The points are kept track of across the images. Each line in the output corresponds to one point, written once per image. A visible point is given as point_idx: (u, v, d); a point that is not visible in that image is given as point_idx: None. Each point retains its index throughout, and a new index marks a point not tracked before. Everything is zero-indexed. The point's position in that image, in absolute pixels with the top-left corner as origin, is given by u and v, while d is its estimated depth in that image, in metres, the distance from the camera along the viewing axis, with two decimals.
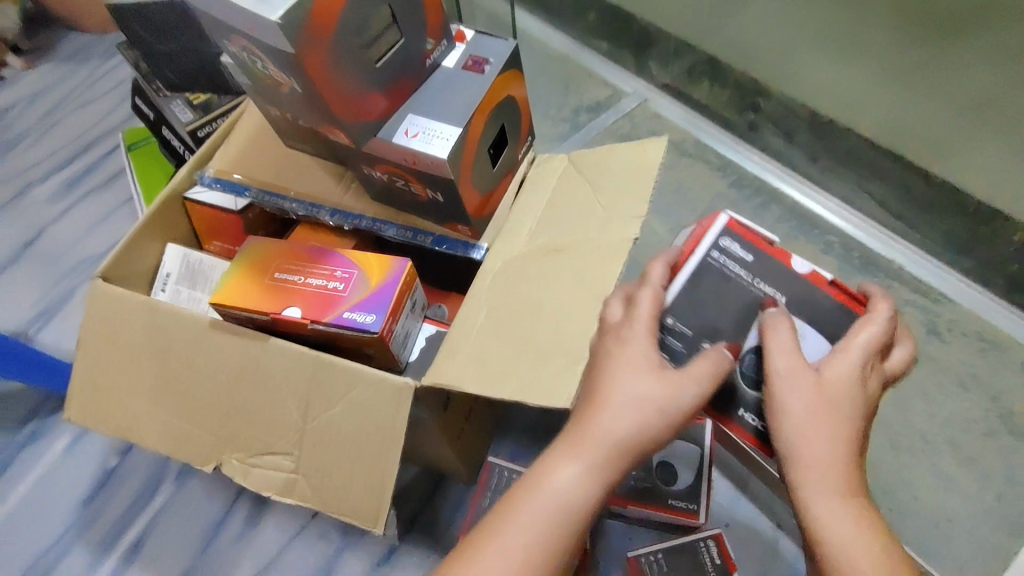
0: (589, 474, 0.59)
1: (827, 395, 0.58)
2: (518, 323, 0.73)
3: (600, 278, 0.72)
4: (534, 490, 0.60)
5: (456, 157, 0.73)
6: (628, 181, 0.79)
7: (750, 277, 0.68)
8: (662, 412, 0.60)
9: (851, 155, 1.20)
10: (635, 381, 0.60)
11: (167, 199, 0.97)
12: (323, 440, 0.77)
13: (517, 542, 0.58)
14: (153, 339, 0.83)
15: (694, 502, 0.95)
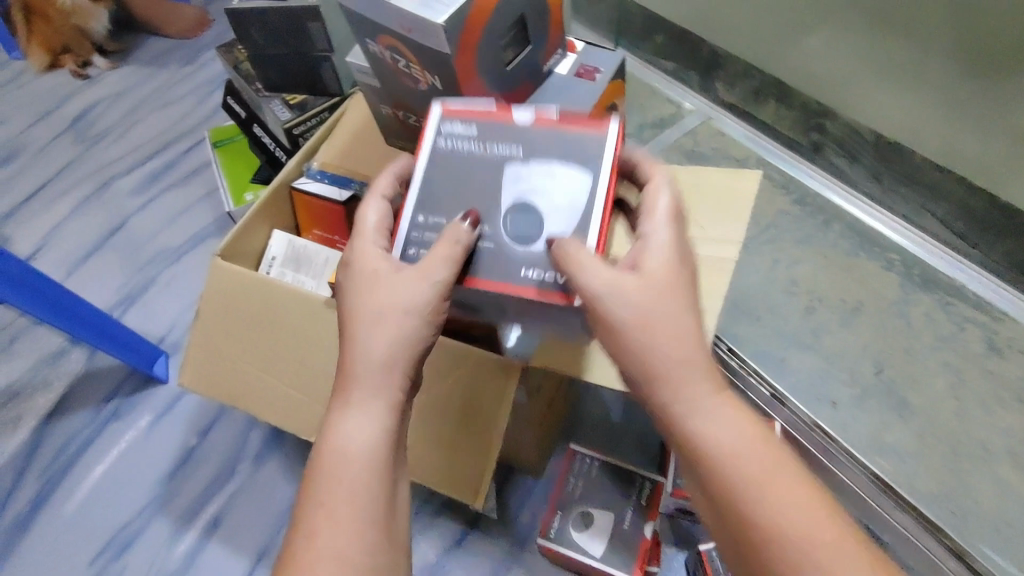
0: (378, 416, 0.60)
1: (639, 299, 0.56)
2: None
3: (706, 289, 0.83)
4: (337, 449, 0.59)
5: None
6: (724, 205, 0.89)
7: (483, 145, 0.65)
8: (417, 316, 0.60)
9: (914, 177, 1.23)
10: (383, 295, 0.61)
11: (277, 188, 1.04)
12: (426, 415, 0.82)
13: (340, 498, 0.57)
14: (267, 315, 0.90)
15: None
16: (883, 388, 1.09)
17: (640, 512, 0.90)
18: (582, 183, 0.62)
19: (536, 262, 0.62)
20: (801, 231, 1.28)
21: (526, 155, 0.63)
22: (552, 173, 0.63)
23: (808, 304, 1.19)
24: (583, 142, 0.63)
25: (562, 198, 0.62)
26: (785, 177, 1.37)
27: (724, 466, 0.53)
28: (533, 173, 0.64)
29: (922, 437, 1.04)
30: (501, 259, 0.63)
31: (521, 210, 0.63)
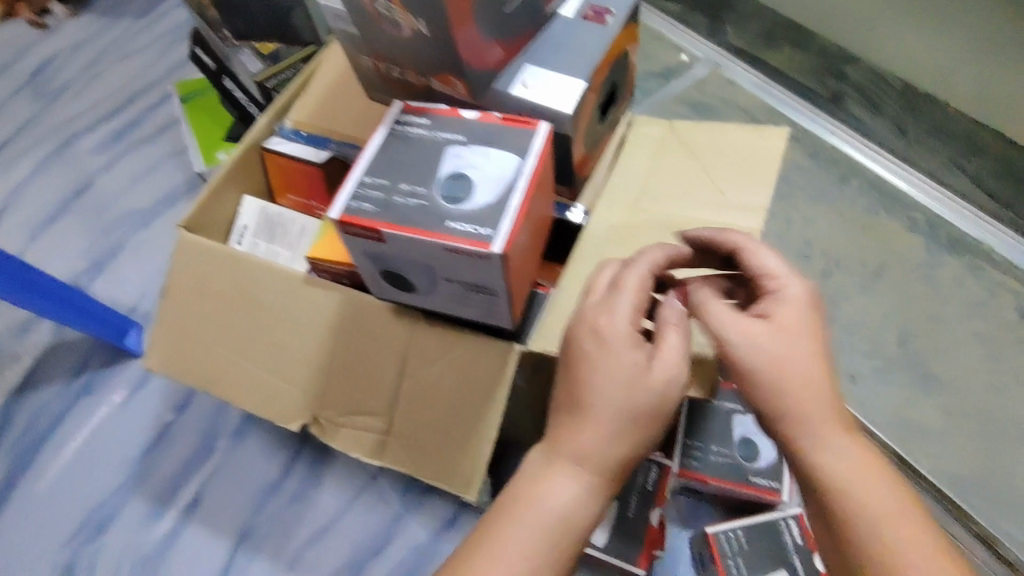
0: (587, 482, 0.51)
1: (774, 347, 0.52)
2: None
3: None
4: (530, 510, 0.50)
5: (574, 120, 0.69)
6: (745, 168, 0.80)
7: (432, 130, 0.62)
8: (654, 392, 0.51)
9: (945, 128, 1.12)
10: (609, 362, 0.52)
11: (248, 150, 0.94)
12: (418, 402, 0.75)
13: (507, 561, 0.48)
14: (241, 290, 0.81)
15: (777, 481, 0.90)
16: (908, 361, 1.02)
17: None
18: (509, 164, 0.59)
19: (462, 214, 0.55)
20: (816, 189, 1.20)
21: (469, 139, 0.61)
22: (487, 154, 0.59)
23: (826, 269, 1.11)
24: (516, 137, 0.60)
25: (492, 174, 0.58)
26: (801, 130, 1.27)
27: (869, 522, 0.49)
28: (472, 152, 0.60)
29: (950, 413, 0.98)
30: (428, 211, 0.56)
31: (455, 176, 0.58)
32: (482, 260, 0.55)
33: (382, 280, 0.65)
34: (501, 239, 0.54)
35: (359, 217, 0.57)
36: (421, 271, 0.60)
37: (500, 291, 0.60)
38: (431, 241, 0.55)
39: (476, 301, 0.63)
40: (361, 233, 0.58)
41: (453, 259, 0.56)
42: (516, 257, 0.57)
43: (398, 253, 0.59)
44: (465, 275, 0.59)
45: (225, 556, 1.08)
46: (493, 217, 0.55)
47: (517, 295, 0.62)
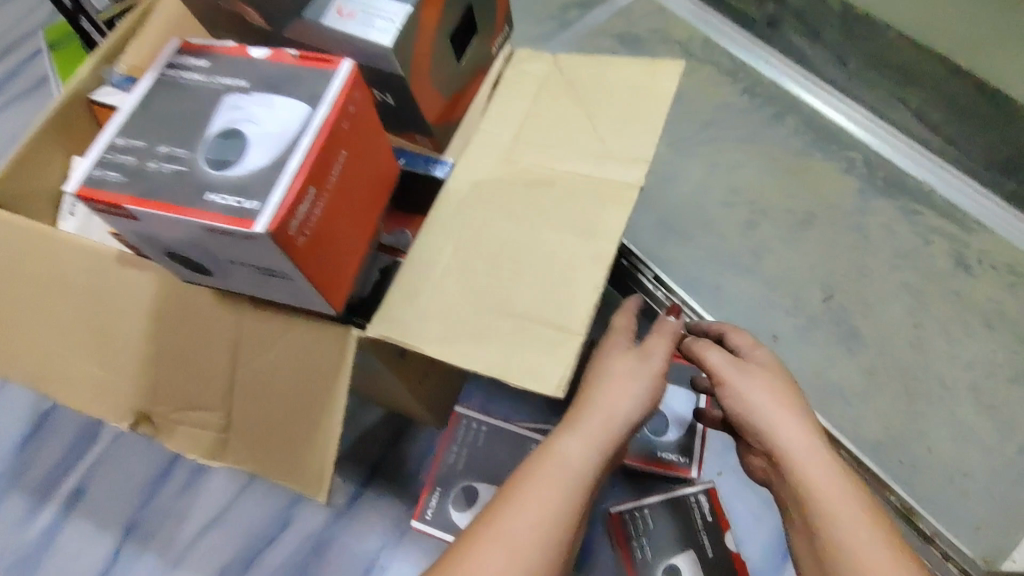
0: (596, 447, 0.57)
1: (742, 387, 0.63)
2: (495, 275, 0.60)
3: (600, 226, 0.61)
4: (551, 471, 0.56)
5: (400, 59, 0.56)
6: (631, 112, 0.68)
7: (209, 76, 0.50)
8: (645, 383, 0.59)
9: (884, 59, 1.01)
10: (614, 360, 0.60)
11: (71, 102, 0.79)
12: (256, 395, 0.66)
13: (528, 516, 0.53)
14: (54, 272, 0.69)
15: (684, 456, 0.89)
16: (831, 318, 0.94)
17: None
18: (295, 116, 0.47)
19: (223, 183, 0.44)
20: (747, 129, 1.08)
21: (251, 85, 0.49)
22: (272, 104, 0.48)
23: (750, 219, 1.01)
24: (309, 82, 0.48)
25: (272, 129, 0.46)
26: (734, 62, 1.14)
27: (825, 518, 0.56)
28: (253, 104, 0.48)
29: (872, 373, 0.90)
30: (186, 182, 0.45)
31: (227, 135, 0.46)
32: (249, 242, 0.44)
33: (171, 261, 0.54)
34: (267, 214, 0.43)
35: (100, 189, 0.45)
36: (203, 253, 0.50)
37: (294, 277, 0.48)
38: (188, 221, 0.44)
39: (277, 286, 0.52)
40: (109, 210, 0.46)
41: (220, 241, 0.45)
42: (303, 233, 0.46)
43: (165, 232, 0.48)
44: (246, 258, 0.47)
45: (110, 553, 0.99)
46: (261, 186, 0.44)
47: (325, 278, 0.51)
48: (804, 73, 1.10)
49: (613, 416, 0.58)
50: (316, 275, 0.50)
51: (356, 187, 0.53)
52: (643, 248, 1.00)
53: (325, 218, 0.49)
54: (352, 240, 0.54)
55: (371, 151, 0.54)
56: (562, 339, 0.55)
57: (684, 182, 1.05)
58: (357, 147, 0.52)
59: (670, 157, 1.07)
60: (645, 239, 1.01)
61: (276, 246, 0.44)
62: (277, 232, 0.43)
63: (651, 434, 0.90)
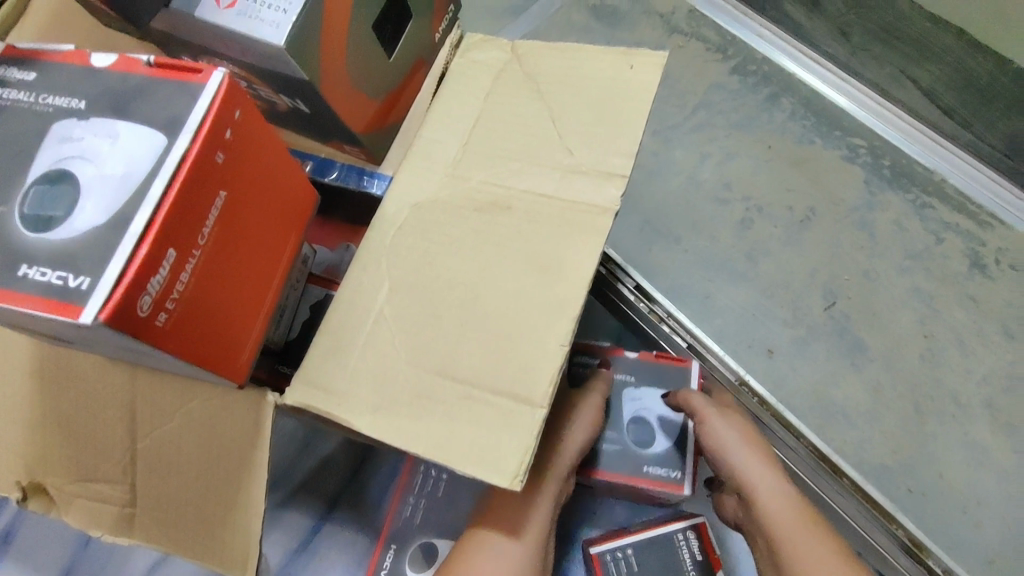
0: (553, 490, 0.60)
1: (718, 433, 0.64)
2: (442, 327, 0.49)
3: (565, 263, 0.50)
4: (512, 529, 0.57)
5: (301, 63, 0.44)
6: (604, 113, 0.56)
7: (36, 96, 0.38)
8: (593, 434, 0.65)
9: (895, 29, 0.88)
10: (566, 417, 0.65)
11: None
12: (164, 463, 0.55)
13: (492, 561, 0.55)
14: None
15: (677, 470, 0.68)
16: (833, 328, 0.84)
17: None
18: (149, 151, 0.35)
19: (45, 255, 0.32)
20: (739, 113, 0.96)
21: (91, 108, 0.37)
22: (114, 136, 0.35)
23: (744, 216, 0.90)
24: (167, 103, 0.36)
25: (113, 172, 0.34)
26: (723, 36, 1.02)
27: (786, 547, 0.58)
28: (90, 133, 0.36)
29: (879, 390, 0.81)
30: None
31: (55, 182, 0.35)
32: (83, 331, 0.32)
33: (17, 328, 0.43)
34: (98, 296, 0.31)
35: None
36: (45, 328, 0.38)
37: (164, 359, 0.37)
38: (1, 305, 0.32)
39: (152, 360, 0.41)
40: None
41: (49, 325, 0.34)
42: (166, 309, 0.35)
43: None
44: (99, 338, 0.36)
45: None
46: (96, 255, 0.32)
47: (212, 352, 0.40)
48: (803, 48, 0.98)
49: (574, 458, 0.62)
50: (195, 352, 0.39)
51: (249, 226, 0.42)
52: (625, 254, 0.89)
53: (201, 279, 0.38)
54: (248, 296, 0.43)
55: (267, 177, 0.43)
56: (521, 410, 0.45)
57: (669, 175, 0.93)
58: (244, 181, 0.40)
59: (654, 146, 0.95)
60: (627, 242, 0.90)
61: (123, 335, 0.33)
62: (121, 319, 0.32)
63: (635, 446, 0.70)
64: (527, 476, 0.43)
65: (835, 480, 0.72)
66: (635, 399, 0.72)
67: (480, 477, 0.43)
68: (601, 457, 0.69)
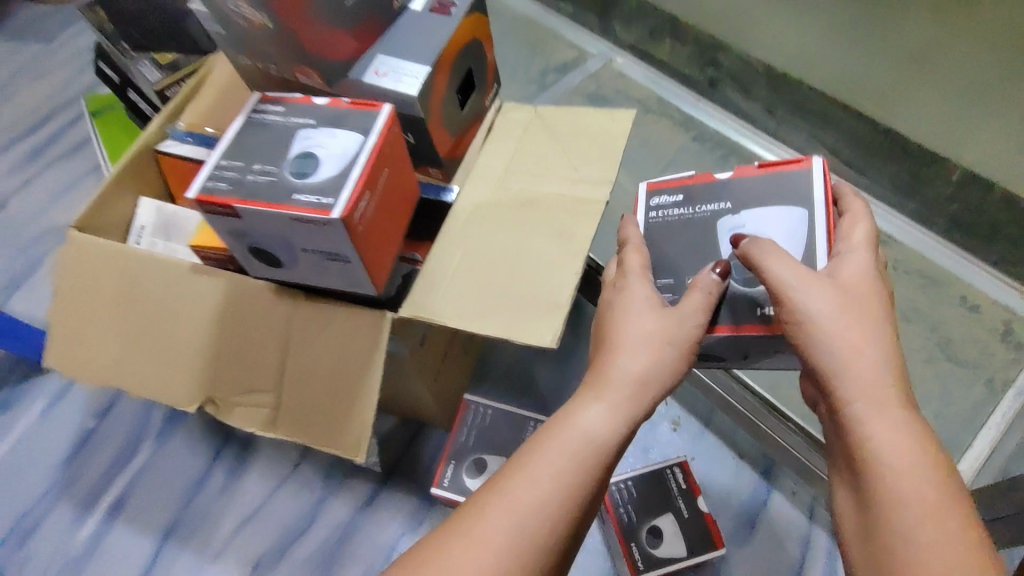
0: (614, 409, 0.57)
1: (806, 309, 0.56)
2: (501, 268, 0.77)
3: (576, 229, 0.80)
4: (563, 434, 0.56)
5: (422, 102, 0.76)
6: (598, 146, 0.87)
7: (286, 117, 0.69)
8: (677, 344, 0.59)
9: (806, 107, 1.25)
10: (639, 318, 0.60)
11: (141, 152, 0.97)
12: (303, 377, 0.81)
13: (545, 464, 0.54)
14: (129, 284, 0.84)
15: None
16: None
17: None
18: (354, 143, 0.65)
19: (306, 186, 0.62)
20: (701, 168, 1.29)
21: (319, 122, 0.67)
22: (334, 134, 0.66)
23: None
24: (362, 120, 0.67)
25: (336, 151, 0.65)
26: (685, 115, 1.36)
27: (878, 471, 0.52)
28: (320, 135, 0.66)
29: None
30: (278, 188, 0.63)
31: (304, 156, 0.65)
32: (325, 226, 0.61)
33: (249, 255, 0.71)
34: (341, 205, 0.60)
35: (214, 196, 0.63)
36: (283, 244, 0.67)
37: (352, 258, 0.66)
38: (282, 214, 0.61)
39: (333, 269, 0.69)
40: (218, 211, 0.64)
41: (301, 228, 0.63)
42: (361, 224, 0.64)
43: (257, 229, 0.65)
44: (316, 245, 0.65)
45: (152, 551, 1.10)
46: (335, 188, 0.62)
47: (372, 262, 0.69)
48: (742, 123, 1.32)
49: (631, 378, 0.57)
50: (368, 259, 0.67)
51: (396, 196, 0.72)
52: None
53: (377, 216, 0.67)
54: (388, 236, 0.72)
55: (406, 171, 0.73)
56: (554, 310, 0.72)
57: None
58: (396, 166, 0.70)
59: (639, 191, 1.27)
60: None
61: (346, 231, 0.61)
62: (346, 220, 0.61)
63: (742, 285, 0.65)
64: (560, 338, 0.71)
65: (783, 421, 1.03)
66: (737, 227, 0.68)
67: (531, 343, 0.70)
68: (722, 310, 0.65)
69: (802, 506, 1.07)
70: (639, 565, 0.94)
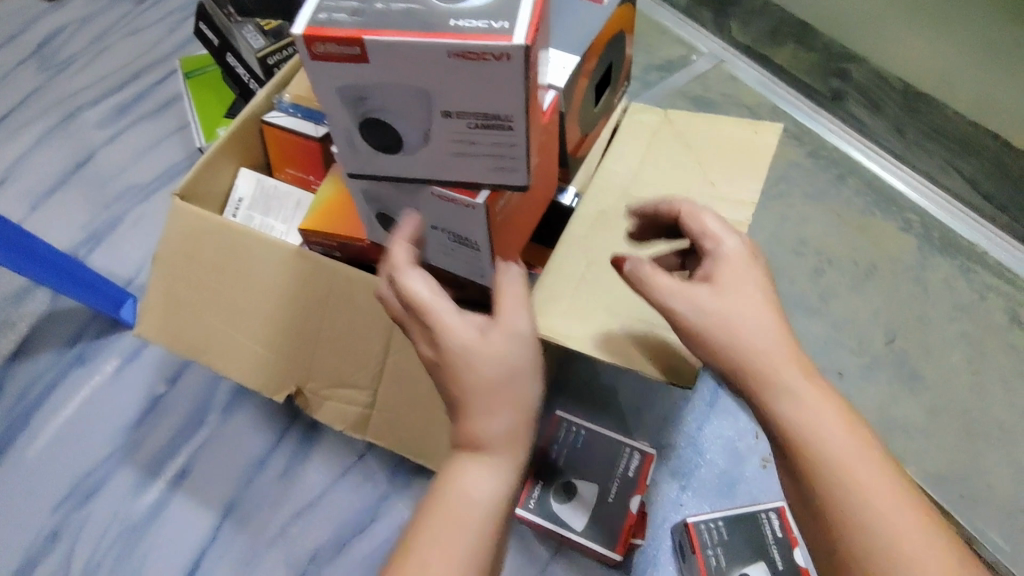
0: (500, 472, 0.53)
1: (725, 307, 0.54)
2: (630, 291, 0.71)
3: None
4: (447, 504, 0.52)
5: (566, 94, 0.70)
6: (740, 162, 0.80)
7: None
8: (523, 380, 0.55)
9: (941, 131, 1.18)
10: (485, 353, 0.55)
11: (246, 121, 0.93)
12: (404, 379, 0.76)
13: (458, 540, 0.50)
14: (230, 261, 0.81)
15: (505, 22, 0.45)
16: (894, 359, 1.03)
17: (631, 485, 0.87)
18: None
19: None
20: (814, 187, 1.19)
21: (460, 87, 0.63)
22: None
23: (817, 266, 1.11)
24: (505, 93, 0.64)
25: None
26: (800, 128, 1.27)
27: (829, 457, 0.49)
28: None
29: (933, 411, 0.98)
30: None
31: None
32: (466, 209, 0.58)
33: (364, 144, 0.54)
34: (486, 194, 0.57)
35: (330, 28, 0.46)
36: (416, 222, 0.63)
37: (482, 246, 0.62)
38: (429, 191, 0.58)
39: (458, 253, 0.66)
40: (338, 52, 0.46)
41: (445, 211, 0.60)
42: (501, 213, 0.60)
43: (390, 86, 0.49)
44: (455, 230, 0.62)
45: (211, 528, 1.09)
46: None
47: (499, 251, 0.65)
48: (867, 143, 1.23)
49: (489, 427, 0.54)
50: (499, 249, 0.65)
51: (535, 190, 0.68)
52: None
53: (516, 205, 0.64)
54: (521, 225, 0.69)
55: (548, 164, 0.69)
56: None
57: (753, 229, 1.15)
58: (544, 156, 0.66)
59: None
60: None
61: (486, 218, 0.58)
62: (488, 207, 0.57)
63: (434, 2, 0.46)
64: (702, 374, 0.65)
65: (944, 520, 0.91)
66: None
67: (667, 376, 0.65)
68: (385, 17, 0.46)
69: None
70: None
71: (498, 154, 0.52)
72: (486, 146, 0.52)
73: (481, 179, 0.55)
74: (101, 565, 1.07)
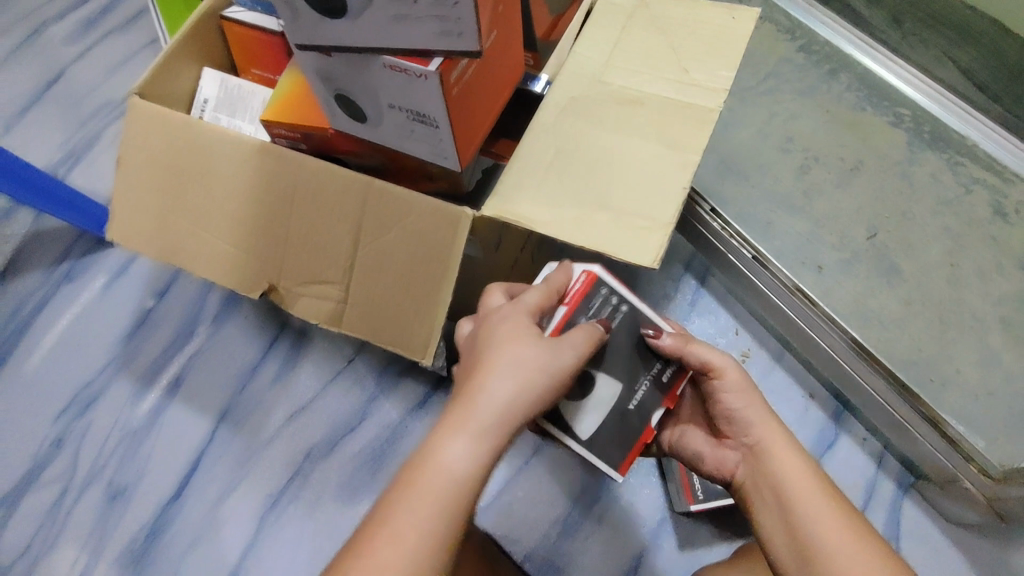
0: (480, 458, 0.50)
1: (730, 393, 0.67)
2: (595, 177, 0.70)
3: (682, 140, 0.71)
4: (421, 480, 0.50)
5: None
6: (714, 47, 0.76)
7: None
8: (552, 375, 0.53)
9: (938, 16, 1.11)
10: (532, 341, 0.54)
11: (205, 16, 0.88)
12: (373, 270, 0.76)
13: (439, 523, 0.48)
14: (194, 160, 0.79)
15: None
16: (874, 254, 1.02)
17: (661, 393, 0.65)
18: None
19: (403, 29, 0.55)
20: (804, 82, 1.15)
21: None
22: None
23: (804, 163, 1.09)
24: None
25: None
26: (792, 21, 1.21)
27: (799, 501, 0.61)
28: None
29: (909, 302, 0.99)
30: None
31: None
32: (419, 79, 0.55)
33: (305, 8, 0.52)
34: (438, 61, 0.54)
35: None
36: (370, 96, 0.61)
37: (440, 124, 0.60)
38: (378, 59, 0.55)
39: (418, 133, 0.64)
40: None
41: (398, 81, 0.57)
42: (458, 86, 0.58)
43: None
44: (409, 104, 0.59)
45: (207, 431, 1.12)
46: None
47: (460, 132, 0.63)
48: (859, 32, 1.18)
49: (496, 410, 0.51)
50: (458, 127, 0.62)
51: (496, 68, 0.65)
52: (704, 187, 1.08)
53: (475, 78, 0.61)
54: (484, 106, 0.66)
55: (511, 40, 0.66)
56: (654, 228, 0.66)
57: (741, 127, 1.12)
58: (504, 28, 0.63)
59: (729, 104, 1.14)
60: (706, 177, 1.09)
61: (440, 88, 0.55)
62: (442, 77, 0.54)
63: None
64: (660, 258, 0.64)
65: (911, 403, 0.90)
66: None
67: (626, 257, 0.64)
68: None
69: (872, 454, 0.98)
70: (698, 495, 0.95)
71: (443, 13, 0.50)
72: (428, 1, 0.49)
73: (430, 44, 0.53)
74: (106, 466, 1.11)
